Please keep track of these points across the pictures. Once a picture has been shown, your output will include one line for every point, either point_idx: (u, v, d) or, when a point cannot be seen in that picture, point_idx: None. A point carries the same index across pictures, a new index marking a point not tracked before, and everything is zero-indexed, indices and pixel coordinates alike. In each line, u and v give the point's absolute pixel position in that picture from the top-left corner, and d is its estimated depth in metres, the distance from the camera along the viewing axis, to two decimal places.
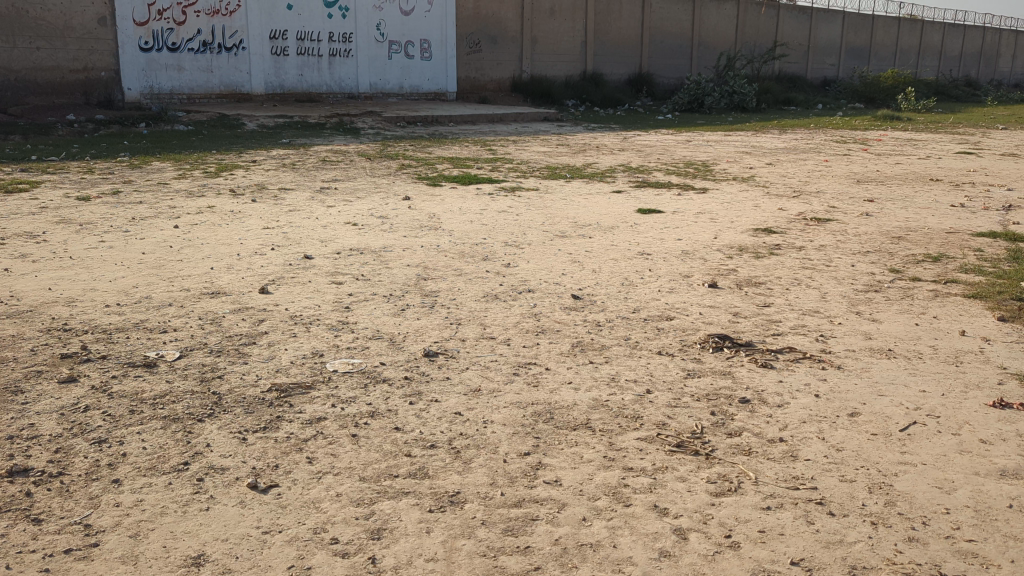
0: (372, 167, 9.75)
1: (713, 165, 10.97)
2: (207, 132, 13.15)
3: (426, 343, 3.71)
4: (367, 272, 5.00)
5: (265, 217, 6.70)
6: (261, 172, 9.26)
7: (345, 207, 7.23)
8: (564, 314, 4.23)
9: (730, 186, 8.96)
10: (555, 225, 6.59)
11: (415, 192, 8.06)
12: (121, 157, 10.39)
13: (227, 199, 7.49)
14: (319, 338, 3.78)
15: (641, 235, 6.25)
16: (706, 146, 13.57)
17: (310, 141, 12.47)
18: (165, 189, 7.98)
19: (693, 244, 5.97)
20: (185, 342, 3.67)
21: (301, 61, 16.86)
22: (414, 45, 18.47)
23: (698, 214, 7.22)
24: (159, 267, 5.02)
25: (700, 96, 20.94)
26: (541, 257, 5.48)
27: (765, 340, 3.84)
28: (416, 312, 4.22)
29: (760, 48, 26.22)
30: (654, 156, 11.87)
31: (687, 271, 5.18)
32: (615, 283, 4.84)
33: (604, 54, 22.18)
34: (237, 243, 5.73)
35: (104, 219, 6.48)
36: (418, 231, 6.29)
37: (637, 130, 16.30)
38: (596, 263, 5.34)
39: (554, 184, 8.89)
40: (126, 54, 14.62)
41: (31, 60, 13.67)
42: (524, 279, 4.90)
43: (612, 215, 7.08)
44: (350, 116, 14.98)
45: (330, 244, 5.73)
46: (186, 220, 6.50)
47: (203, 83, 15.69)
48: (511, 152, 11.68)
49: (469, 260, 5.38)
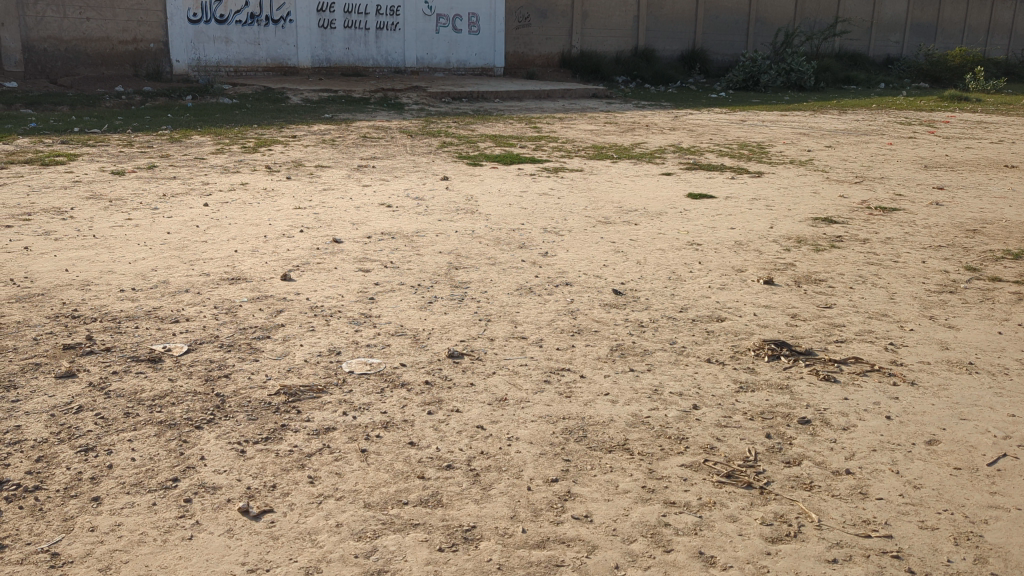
0: (412, 145, 9.47)
1: (768, 146, 10.47)
2: (251, 106, 12.99)
3: (451, 343, 3.42)
4: (396, 259, 4.72)
5: (297, 197, 6.46)
6: (299, 148, 9.03)
7: (380, 187, 6.97)
8: (603, 312, 3.90)
9: (786, 171, 8.48)
10: (599, 210, 6.24)
11: (455, 172, 7.76)
12: (163, 130, 10.24)
13: (261, 176, 7.26)
14: (337, 332, 3.51)
15: (690, 223, 5.87)
16: (762, 126, 13.01)
17: (353, 116, 12.24)
18: (201, 165, 7.79)
19: (746, 234, 5.57)
20: (196, 335, 3.41)
21: (348, 35, 16.61)
22: (462, 19, 18.11)
23: (753, 200, 6.79)
24: (181, 249, 4.79)
25: (756, 74, 20.29)
26: (581, 245, 5.14)
27: (826, 348, 3.48)
28: (444, 305, 3.93)
29: (820, 24, 25.26)
30: (706, 136, 11.38)
31: (740, 265, 4.80)
32: (661, 277, 4.49)
33: (656, 29, 21.58)
34: (266, 224, 5.50)
35: (135, 194, 6.29)
36: (455, 214, 5.99)
37: (690, 108, 15.77)
38: (640, 253, 4.99)
39: (600, 164, 8.52)
40: (174, 26, 14.49)
41: (81, 31, 13.65)
42: (562, 270, 4.58)
43: (660, 201, 6.69)
44: (396, 92, 14.72)
45: (361, 227, 5.47)
46: (217, 198, 6.29)
47: (251, 56, 15.53)
48: (557, 131, 11.30)
49: (505, 248, 5.07)
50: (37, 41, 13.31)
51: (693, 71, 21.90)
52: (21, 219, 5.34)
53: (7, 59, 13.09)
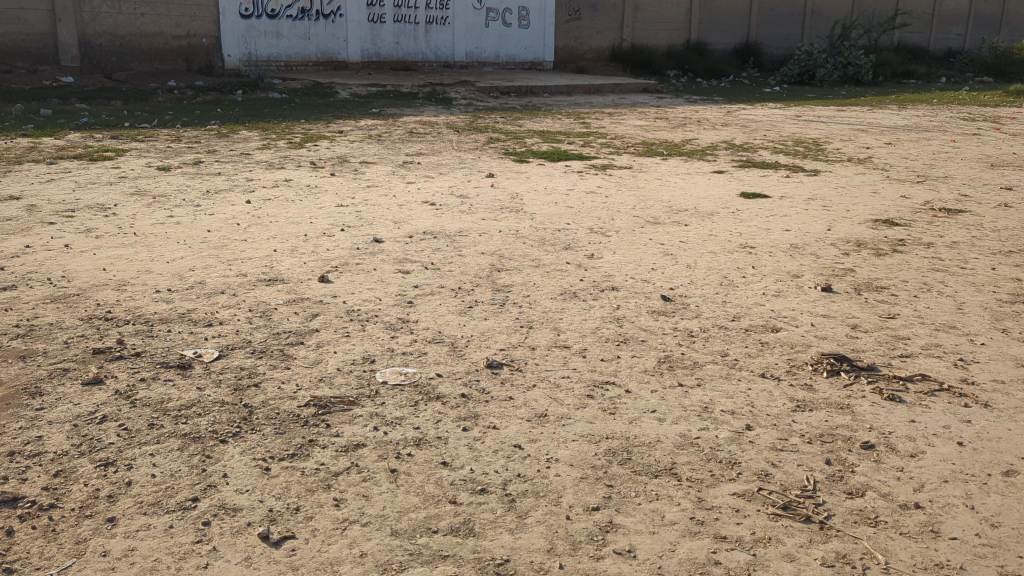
0: (458, 141, 9.34)
1: (825, 143, 10.12)
2: (300, 100, 12.99)
3: (489, 352, 3.27)
4: (437, 260, 4.58)
5: (340, 194, 6.37)
6: (345, 143, 8.96)
7: (425, 184, 6.85)
8: (651, 319, 3.72)
9: (844, 169, 8.15)
10: (647, 210, 6.03)
11: (501, 169, 7.60)
12: (211, 125, 10.26)
13: (305, 173, 7.19)
14: (373, 339, 3.38)
15: (743, 224, 5.63)
16: (818, 122, 12.63)
17: (400, 111, 12.17)
18: (246, 160, 7.74)
19: (802, 237, 5.33)
20: (228, 340, 3.32)
21: (397, 29, 16.56)
22: (512, 12, 17.96)
23: (809, 201, 6.53)
24: (221, 248, 4.72)
25: (812, 68, 19.76)
26: (629, 247, 4.95)
27: (890, 363, 3.25)
28: (484, 310, 3.78)
29: (879, 16, 24.55)
30: (760, 132, 11.05)
31: (795, 270, 4.57)
32: (712, 283, 4.29)
33: (709, 22, 21.17)
34: (307, 222, 5.41)
35: (179, 191, 6.24)
36: (499, 213, 5.84)
37: (744, 103, 15.40)
38: (690, 256, 4.78)
39: (649, 162, 8.28)
40: (226, 21, 14.57)
41: (135, 26, 13.79)
42: (609, 274, 4.39)
43: (711, 200, 6.45)
44: (444, 86, 14.62)
45: (403, 226, 5.35)
46: (260, 195, 6.22)
47: (301, 50, 15.57)
48: (606, 126, 11.08)
49: (550, 249, 4.90)
50: (93, 36, 13.48)
51: (746, 65, 21.43)
52: (64, 216, 5.33)
53: (64, 54, 13.27)
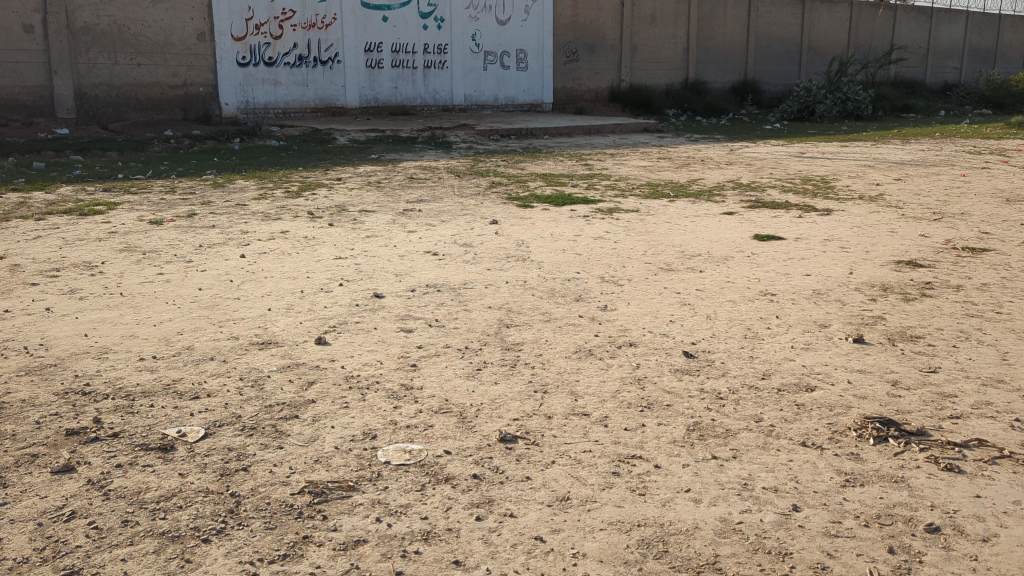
0: (459, 186, 9.13)
1: (834, 180, 9.91)
2: (297, 147, 12.84)
3: (502, 423, 2.99)
4: (442, 316, 4.32)
5: (338, 245, 6.13)
6: (344, 191, 8.75)
7: (426, 233, 6.61)
8: (675, 379, 3.44)
9: (857, 207, 7.92)
10: (659, 256, 5.78)
11: (504, 215, 7.37)
12: (207, 174, 10.07)
13: (302, 223, 6.95)
14: (374, 410, 3.10)
15: (760, 269, 5.37)
16: (823, 158, 12.45)
17: (399, 156, 12.00)
18: (242, 211, 7.51)
19: (825, 282, 5.07)
20: (216, 415, 3.05)
21: (395, 74, 16.50)
22: (510, 55, 17.95)
23: (826, 242, 6.28)
24: (212, 307, 4.47)
25: (811, 104, 19.67)
26: (643, 297, 4.69)
27: (942, 427, 2.97)
28: (494, 373, 3.51)
29: (875, 52, 24.61)
30: (766, 170, 10.85)
31: (823, 319, 4.31)
32: (736, 336, 4.02)
33: (707, 61, 21.16)
34: (304, 276, 5.17)
35: (171, 246, 6.00)
36: (505, 262, 5.59)
37: (746, 141, 15.26)
38: (709, 306, 4.52)
39: (657, 205, 8.04)
40: (223, 69, 14.50)
41: (132, 76, 13.69)
42: (625, 328, 4.13)
43: (724, 244, 6.20)
44: (443, 130, 14.49)
45: (404, 279, 5.10)
46: (255, 248, 5.98)
47: (299, 97, 15.47)
48: (609, 168, 10.88)
49: (560, 301, 4.65)
50: (89, 88, 13.37)
51: (745, 102, 21.38)
52: (48, 276, 5.09)
53: (60, 107, 13.14)
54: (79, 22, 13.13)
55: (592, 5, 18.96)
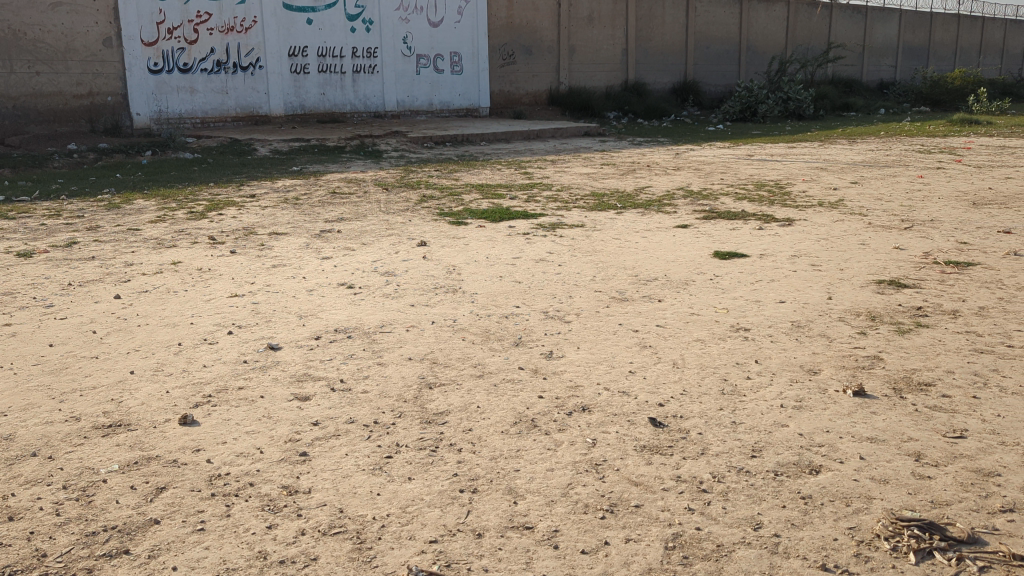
0: (386, 200, 8.29)
1: (788, 185, 9.33)
2: (213, 160, 11.83)
3: (412, 551, 2.18)
4: (348, 374, 3.49)
5: (236, 278, 5.24)
6: (256, 210, 7.83)
7: (343, 258, 5.77)
8: (645, 462, 2.67)
9: (820, 216, 7.30)
10: (610, 281, 5.03)
11: (433, 234, 6.56)
12: (104, 194, 9.05)
13: (199, 251, 6.03)
14: (238, 534, 2.26)
15: (727, 296, 4.66)
16: (772, 161, 11.90)
17: (324, 168, 11.10)
18: (131, 238, 6.57)
19: (802, 310, 4.38)
20: (11, 555, 2.17)
21: (322, 79, 15.55)
22: (444, 58, 17.13)
23: (794, 259, 5.62)
24: (58, 371, 3.56)
25: (753, 104, 19.25)
26: (595, 338, 3.93)
27: (995, 531, 2.26)
28: (408, 463, 2.67)
29: (813, 51, 24.40)
30: (716, 176, 10.23)
31: (810, 363, 3.58)
32: (713, 392, 3.25)
33: (647, 62, 20.63)
34: (187, 322, 4.28)
35: (32, 285, 5.05)
36: (431, 295, 4.77)
37: (689, 144, 14.71)
38: (674, 349, 3.77)
39: (603, 218, 7.32)
40: (134, 77, 13.37)
41: (31, 85, 12.49)
42: (575, 385, 3.33)
43: (682, 264, 5.48)
44: (374, 138, 13.61)
45: (309, 323, 4.24)
46: (134, 285, 5.06)
47: (218, 105, 14.40)
48: (549, 176, 10.15)
49: (496, 347, 3.85)
50: None
51: (686, 103, 20.90)
52: None
53: None
54: None
55: (528, 5, 18.29)
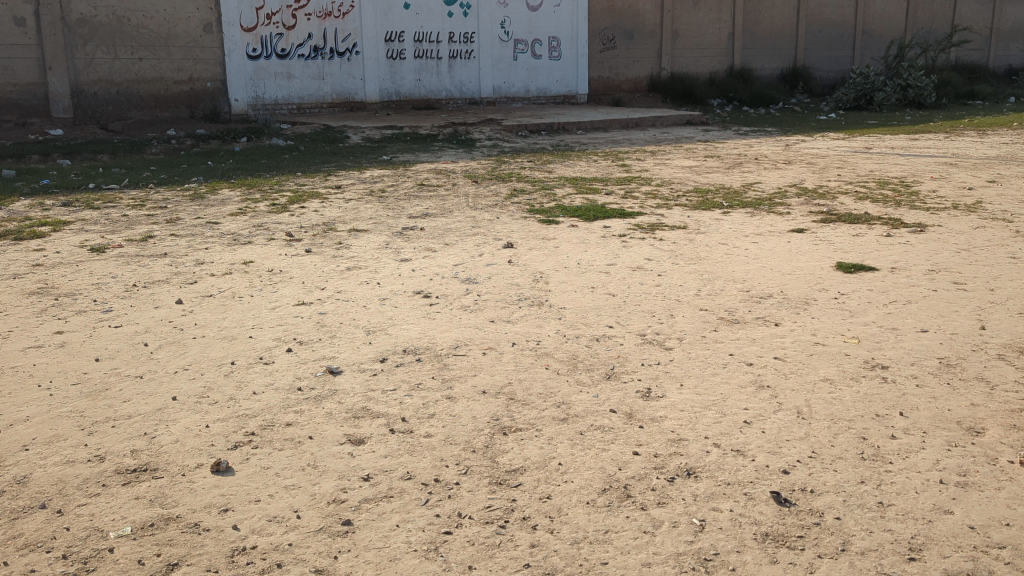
0: (474, 195, 7.83)
1: (915, 183, 8.43)
2: (304, 148, 11.63)
3: None
4: (413, 412, 3.00)
5: (307, 282, 4.84)
6: (339, 203, 7.49)
7: (422, 261, 5.32)
8: (769, 564, 2.09)
9: (956, 221, 6.45)
10: (717, 298, 4.42)
11: (521, 234, 6.06)
12: (191, 183, 8.90)
13: (273, 249, 5.68)
14: None
15: (857, 322, 3.99)
16: (894, 155, 10.93)
17: (414, 157, 10.74)
18: (209, 232, 6.30)
19: (950, 343, 3.67)
20: None
21: (418, 65, 15.21)
22: (542, 43, 16.56)
23: (932, 274, 4.87)
24: (95, 394, 3.21)
25: (870, 91, 17.98)
26: (702, 373, 3.35)
27: None
28: (469, 546, 2.17)
29: (936, 35, 22.69)
30: (832, 171, 9.38)
31: (972, 419, 2.90)
32: (850, 457, 2.63)
33: (754, 47, 19.56)
34: (244, 336, 3.89)
35: (97, 285, 4.79)
36: (514, 309, 4.27)
37: (800, 134, 13.74)
38: (800, 392, 3.15)
39: (708, 218, 6.66)
40: (232, 63, 13.29)
41: (133, 71, 12.56)
42: (679, 439, 2.77)
43: (800, 277, 4.82)
44: (467, 125, 13.17)
45: (376, 341, 3.79)
46: (200, 288, 4.73)
47: (314, 91, 14.23)
48: (649, 169, 9.51)
49: (584, 380, 3.30)
50: (87, 85, 12.26)
51: (795, 90, 19.74)
52: None
53: (56, 105, 12.08)
54: (75, 13, 12.00)
55: None
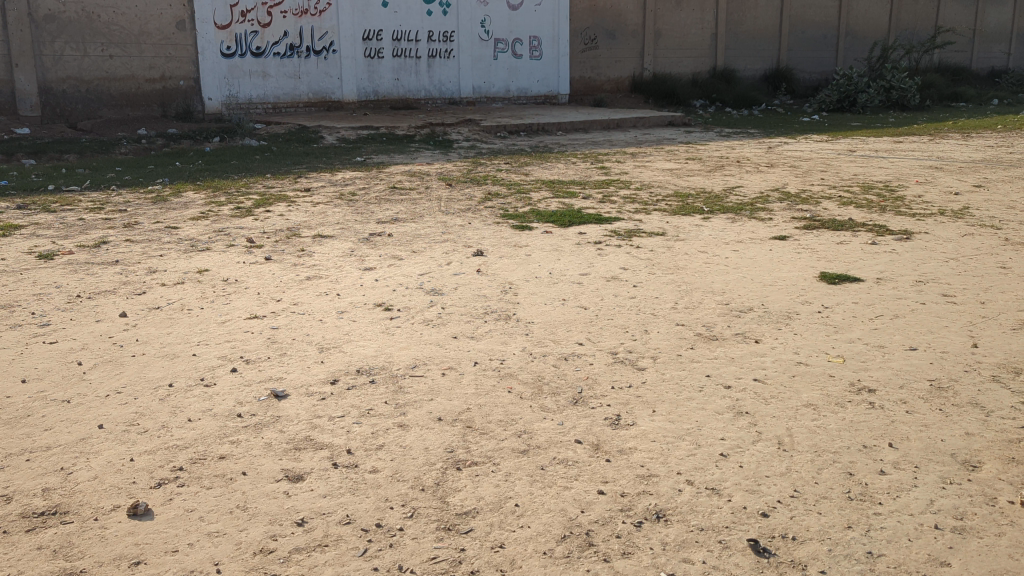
0: (448, 198, 7.58)
1: (900, 188, 8.24)
2: (277, 148, 11.33)
3: None
4: (360, 443, 2.74)
5: (263, 293, 4.58)
6: (307, 207, 7.22)
7: (387, 269, 5.06)
8: None
9: (943, 229, 6.25)
10: (696, 311, 4.19)
11: (493, 241, 5.81)
12: (156, 184, 8.61)
13: (232, 257, 5.41)
14: None
15: (842, 339, 3.76)
16: (878, 158, 10.76)
17: (389, 158, 10.47)
18: (167, 238, 6.03)
19: (941, 363, 3.45)
20: None
21: (396, 64, 14.92)
22: (523, 43, 16.32)
23: (920, 285, 4.66)
24: (14, 422, 2.93)
25: (853, 93, 17.84)
26: (676, 397, 3.11)
27: None
28: None
29: (919, 36, 22.59)
30: (816, 174, 9.19)
31: (967, 452, 2.68)
32: (836, 496, 2.40)
33: (737, 47, 19.41)
34: (186, 354, 3.61)
35: (39, 296, 4.50)
36: (479, 323, 4.02)
37: (783, 136, 13.55)
38: (782, 420, 2.91)
39: (687, 224, 6.44)
40: (205, 61, 12.96)
41: (104, 69, 12.21)
42: (649, 474, 2.52)
43: (782, 288, 4.61)
44: (445, 126, 12.90)
45: (329, 359, 3.53)
46: (148, 300, 4.45)
47: (290, 91, 13.92)
48: (629, 171, 9.30)
49: (550, 404, 3.05)
50: (55, 82, 11.91)
51: (778, 92, 19.59)
52: None
53: (23, 103, 11.72)
54: (42, 9, 11.64)
55: None
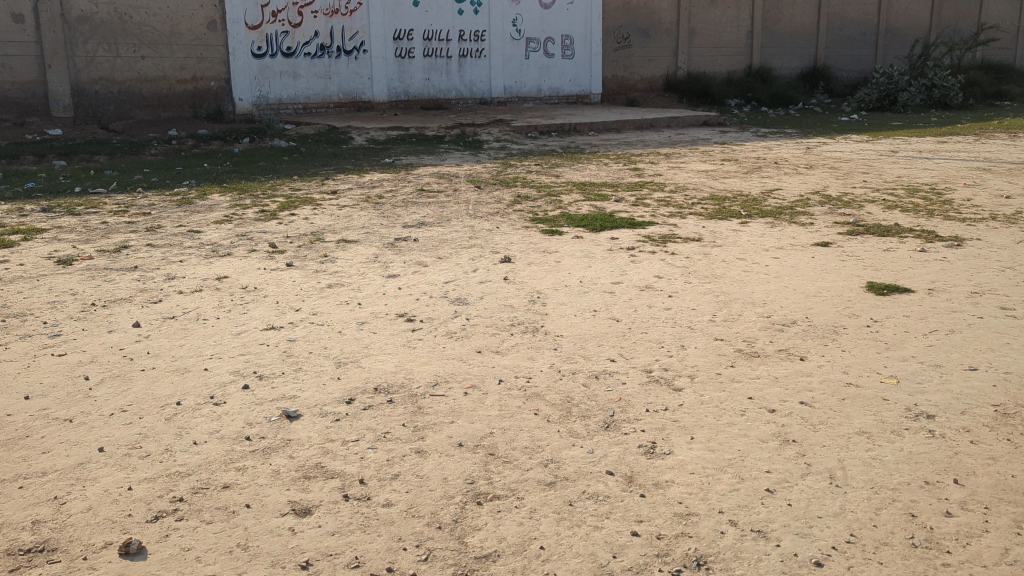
0: (476, 201, 7.38)
1: (947, 191, 7.90)
2: (306, 149, 11.22)
3: None
4: (374, 472, 2.54)
5: (281, 302, 4.40)
6: (332, 210, 7.06)
7: (411, 277, 4.87)
8: None
9: (997, 235, 5.92)
10: (736, 325, 3.94)
11: (522, 247, 5.59)
12: (182, 186, 8.51)
13: (253, 263, 5.25)
14: None
15: (894, 358, 3.50)
16: (921, 159, 10.37)
17: (418, 159, 10.30)
18: (189, 242, 5.89)
19: (1005, 386, 3.18)
20: None
21: (427, 63, 14.76)
22: (555, 42, 16.09)
23: (975, 297, 4.36)
24: (10, 444, 2.77)
25: (893, 91, 17.36)
26: (717, 422, 2.87)
27: None
28: None
29: (962, 33, 21.96)
30: (858, 176, 8.86)
31: None
32: (898, 543, 2.16)
33: (773, 45, 19.00)
34: (197, 368, 3.44)
35: (54, 304, 4.37)
36: (505, 336, 3.81)
37: (821, 136, 13.18)
38: (834, 450, 2.66)
39: (724, 229, 6.18)
40: (236, 61, 12.89)
41: (135, 70, 12.18)
42: (687, 513, 2.30)
43: (827, 300, 4.34)
44: (475, 126, 12.71)
45: (346, 376, 3.34)
46: (164, 308, 4.30)
47: (320, 91, 13.81)
48: (663, 173, 9.03)
49: (581, 430, 2.83)
50: (88, 83, 11.90)
51: (815, 90, 19.16)
52: None
53: (55, 104, 11.73)
54: (75, 10, 11.64)
55: None
